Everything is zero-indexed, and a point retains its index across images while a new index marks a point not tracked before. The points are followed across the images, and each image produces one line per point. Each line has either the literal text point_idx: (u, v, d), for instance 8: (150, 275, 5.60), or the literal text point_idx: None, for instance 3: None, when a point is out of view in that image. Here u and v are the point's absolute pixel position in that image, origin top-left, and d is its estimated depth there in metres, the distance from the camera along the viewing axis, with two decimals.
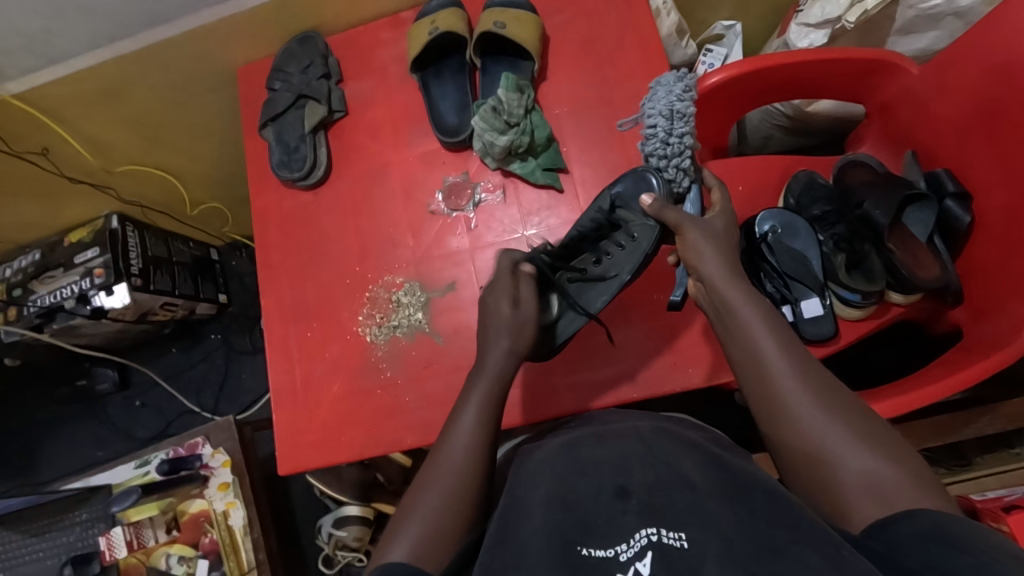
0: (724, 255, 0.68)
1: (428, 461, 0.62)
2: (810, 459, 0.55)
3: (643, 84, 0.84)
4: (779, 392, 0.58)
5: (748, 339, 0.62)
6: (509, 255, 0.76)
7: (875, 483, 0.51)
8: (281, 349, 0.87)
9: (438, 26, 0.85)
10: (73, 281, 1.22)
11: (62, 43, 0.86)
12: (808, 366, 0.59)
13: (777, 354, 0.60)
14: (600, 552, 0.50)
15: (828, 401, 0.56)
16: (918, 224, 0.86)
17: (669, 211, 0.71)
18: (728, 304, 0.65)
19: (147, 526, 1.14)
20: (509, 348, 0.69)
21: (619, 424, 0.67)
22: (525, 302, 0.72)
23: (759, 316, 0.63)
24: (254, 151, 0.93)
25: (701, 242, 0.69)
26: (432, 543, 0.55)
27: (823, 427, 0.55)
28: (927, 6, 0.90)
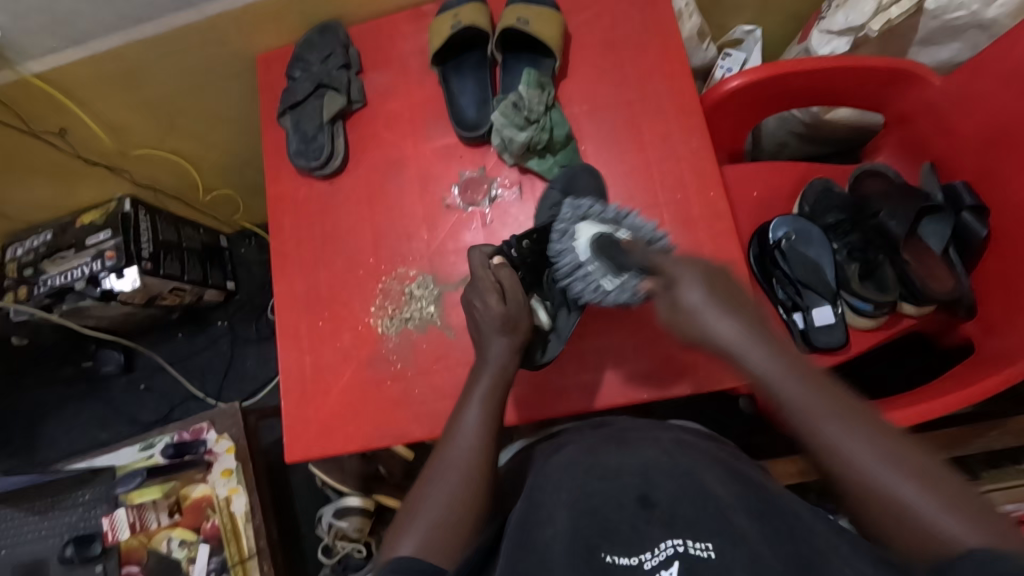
0: (718, 294, 0.56)
1: (434, 460, 0.62)
2: (860, 505, 0.49)
3: (664, 85, 0.84)
4: (801, 415, 0.52)
5: (761, 379, 0.53)
6: (481, 250, 0.73)
7: (930, 521, 0.45)
8: (292, 337, 0.87)
9: (460, 19, 0.85)
10: (84, 263, 1.23)
11: (85, 24, 0.87)
12: (839, 394, 0.52)
13: (805, 393, 0.52)
14: (624, 560, 0.51)
15: (850, 416, 0.51)
16: (933, 235, 0.86)
17: (660, 294, 0.60)
18: (732, 349, 0.54)
19: (151, 509, 1.14)
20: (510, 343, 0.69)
21: (637, 433, 0.68)
22: (513, 294, 0.69)
23: (769, 355, 0.54)
24: (272, 139, 0.94)
25: (693, 301, 0.56)
26: (442, 537, 0.55)
27: (869, 467, 0.48)
28: (950, 18, 0.89)
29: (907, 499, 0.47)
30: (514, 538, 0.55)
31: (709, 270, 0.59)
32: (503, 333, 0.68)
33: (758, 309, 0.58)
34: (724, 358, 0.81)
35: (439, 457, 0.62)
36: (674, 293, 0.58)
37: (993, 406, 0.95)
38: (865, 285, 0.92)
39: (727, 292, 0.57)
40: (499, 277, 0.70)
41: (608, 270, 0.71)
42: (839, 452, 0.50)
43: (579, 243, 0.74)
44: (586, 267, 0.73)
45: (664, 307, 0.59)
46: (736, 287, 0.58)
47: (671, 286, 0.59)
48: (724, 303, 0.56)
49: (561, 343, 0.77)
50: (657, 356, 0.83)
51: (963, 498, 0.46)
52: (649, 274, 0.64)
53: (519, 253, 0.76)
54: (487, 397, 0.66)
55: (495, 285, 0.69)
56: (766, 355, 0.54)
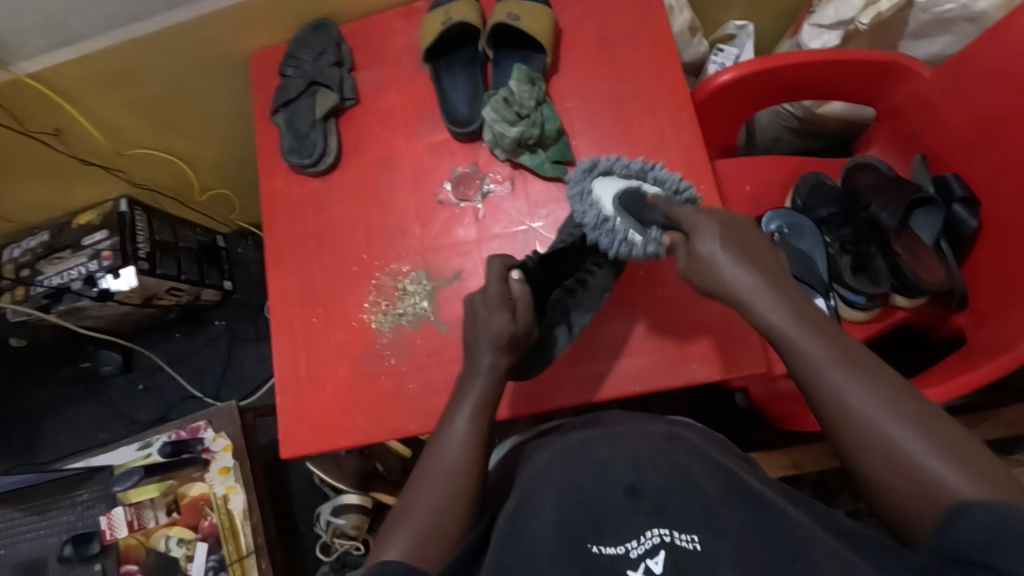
0: (734, 248, 0.59)
1: (424, 459, 0.64)
2: (864, 460, 0.51)
3: (655, 80, 0.84)
4: (818, 371, 0.54)
5: (773, 331, 0.57)
6: (501, 259, 0.73)
7: (932, 473, 0.48)
8: (287, 333, 0.87)
9: (451, 16, 0.85)
10: (81, 263, 1.23)
11: (78, 24, 0.87)
12: (850, 348, 0.54)
13: (821, 349, 0.54)
14: (611, 550, 0.52)
15: (864, 373, 0.52)
16: (925, 227, 0.87)
17: (681, 246, 0.62)
18: (746, 299, 0.58)
19: (148, 507, 1.15)
20: (494, 349, 0.68)
21: (628, 426, 0.68)
22: (519, 314, 0.70)
23: (784, 308, 0.57)
24: (265, 137, 0.94)
25: (711, 254, 0.59)
26: (434, 532, 0.57)
27: (875, 419, 0.51)
28: (940, 10, 0.90)
29: (912, 451, 0.49)
30: (503, 530, 0.55)
31: (727, 221, 0.61)
32: (503, 350, 0.69)
33: (776, 261, 0.60)
34: (716, 351, 0.81)
35: (427, 459, 0.64)
36: (692, 246, 0.61)
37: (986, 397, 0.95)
38: (857, 277, 0.92)
39: (742, 243, 0.60)
40: (510, 290, 0.70)
41: (633, 224, 0.72)
42: (844, 405, 0.52)
43: (603, 204, 0.76)
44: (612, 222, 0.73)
45: (686, 259, 0.62)
46: (755, 249, 0.60)
47: (690, 241, 0.61)
48: (738, 254, 0.58)
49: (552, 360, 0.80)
50: (649, 347, 0.83)
51: (965, 449, 0.48)
52: (673, 227, 0.65)
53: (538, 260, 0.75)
54: (476, 401, 0.67)
55: (506, 303, 0.69)
56: (780, 310, 0.57)
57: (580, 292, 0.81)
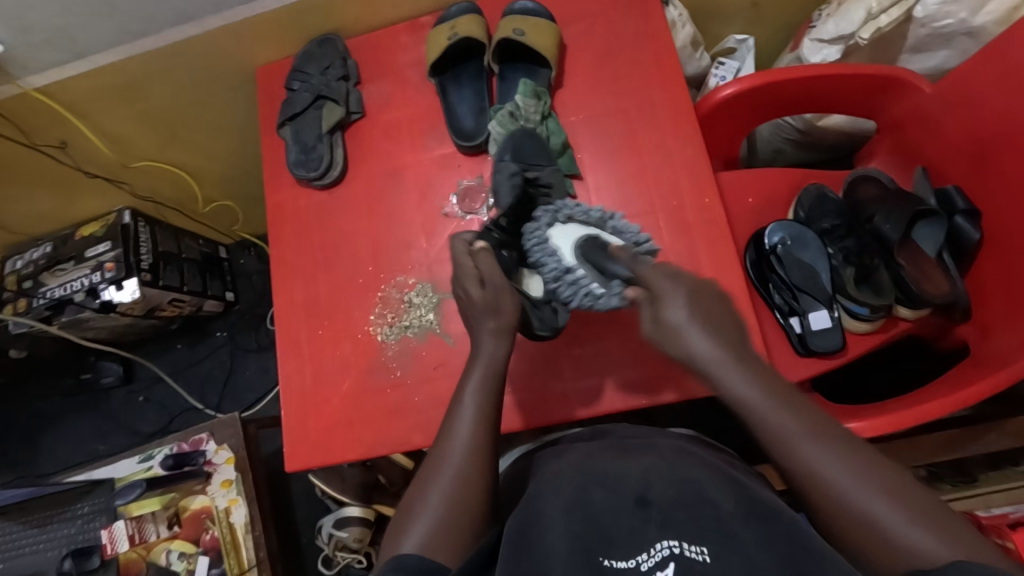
0: (699, 311, 0.55)
1: (429, 460, 0.62)
2: (834, 521, 0.50)
3: (659, 94, 0.85)
4: (787, 442, 0.52)
5: (739, 404, 0.54)
6: (460, 237, 0.70)
7: (902, 540, 0.47)
8: (292, 345, 0.87)
9: (457, 31, 0.86)
10: (84, 275, 1.24)
11: (87, 39, 0.88)
12: (818, 419, 0.53)
13: (785, 416, 0.53)
14: (622, 563, 0.51)
15: (831, 440, 0.52)
16: (928, 239, 0.87)
17: (645, 305, 0.57)
18: (713, 369, 0.54)
19: (150, 521, 1.13)
20: (494, 327, 0.67)
21: (638, 441, 0.68)
22: (492, 277, 0.66)
23: (750, 377, 0.54)
24: (271, 150, 0.94)
25: (676, 321, 0.54)
26: (441, 538, 0.56)
27: (846, 488, 0.49)
28: (939, 26, 0.91)
29: (884, 521, 0.48)
30: (513, 540, 0.54)
31: (691, 283, 0.56)
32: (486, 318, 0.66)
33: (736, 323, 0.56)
34: None
35: (433, 457, 0.62)
36: (656, 309, 0.55)
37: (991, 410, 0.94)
38: (861, 289, 0.92)
39: (707, 309, 0.55)
40: (478, 264, 0.67)
41: (596, 275, 0.68)
42: (815, 476, 0.51)
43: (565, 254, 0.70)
44: (570, 277, 0.69)
45: (649, 320, 0.56)
46: (721, 316, 0.56)
47: (657, 298, 0.56)
48: (703, 319, 0.54)
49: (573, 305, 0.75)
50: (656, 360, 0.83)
51: (938, 516, 0.47)
52: (633, 280, 0.59)
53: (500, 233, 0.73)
54: (480, 393, 0.64)
55: (475, 272, 0.67)
56: (743, 378, 0.53)
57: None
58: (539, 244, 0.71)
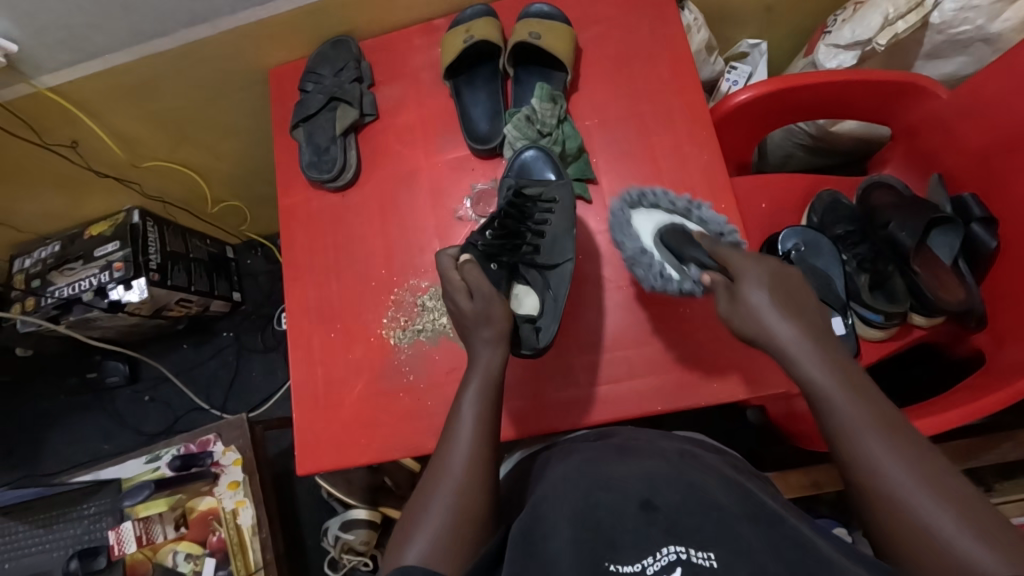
0: (780, 297, 0.59)
1: (433, 467, 0.62)
2: (887, 520, 0.50)
3: (675, 99, 0.85)
4: (849, 430, 0.53)
5: (813, 387, 0.56)
6: (446, 252, 0.73)
7: (951, 540, 0.46)
8: (304, 348, 0.87)
9: (473, 34, 0.85)
10: (92, 274, 1.23)
11: (100, 39, 0.88)
12: (886, 413, 0.54)
13: (852, 406, 0.54)
14: (628, 568, 0.51)
15: (895, 435, 0.52)
16: (943, 247, 0.86)
17: (722, 288, 0.63)
18: (789, 351, 0.58)
19: (157, 522, 1.14)
20: (489, 336, 0.67)
21: (643, 444, 0.69)
22: (478, 290, 0.68)
23: (824, 362, 0.56)
24: (283, 151, 0.94)
25: (756, 300, 0.59)
26: (451, 540, 0.56)
27: (905, 484, 0.50)
28: (956, 32, 0.91)
29: (935, 520, 0.47)
30: (518, 544, 0.54)
31: (769, 269, 0.61)
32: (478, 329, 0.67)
33: (818, 313, 0.60)
34: (736, 369, 0.81)
35: (436, 463, 0.62)
36: (735, 288, 0.61)
37: (1006, 419, 0.94)
38: (874, 296, 0.92)
39: (786, 294, 0.60)
40: (462, 278, 0.69)
41: (674, 262, 0.74)
42: (872, 468, 0.51)
43: (645, 237, 0.78)
44: (649, 257, 0.76)
45: (725, 303, 0.62)
46: (802, 306, 0.60)
47: (733, 283, 0.62)
48: (783, 304, 0.59)
49: (555, 320, 0.75)
50: (670, 366, 0.82)
51: (996, 528, 0.46)
52: (712, 266, 0.65)
53: (487, 246, 0.74)
54: (479, 401, 0.64)
55: (462, 285, 0.69)
56: (818, 363, 0.56)
57: (543, 243, 0.78)
58: (622, 225, 0.78)
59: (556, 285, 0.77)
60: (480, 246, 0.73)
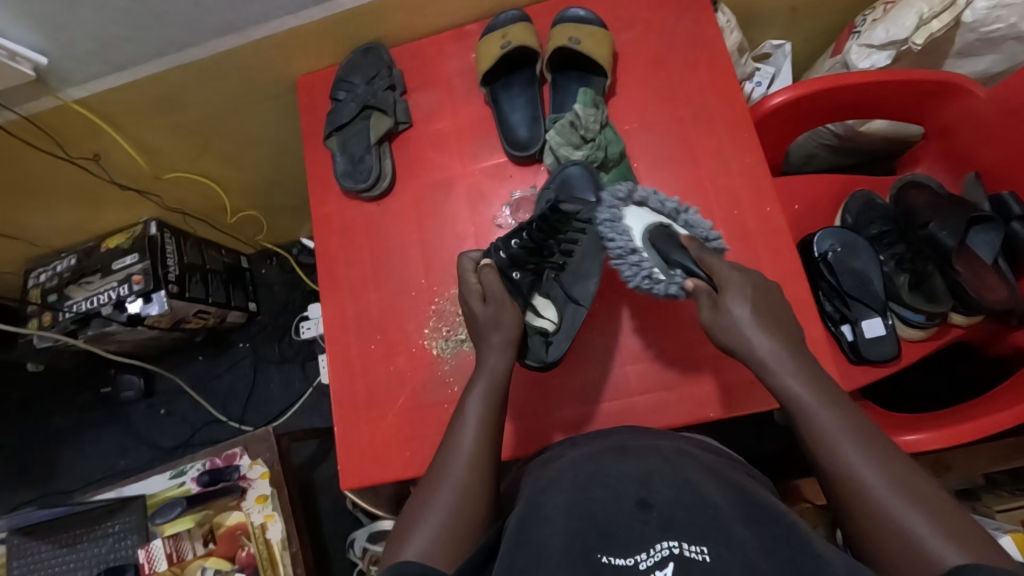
0: (760, 312, 0.61)
1: (433, 470, 0.60)
2: (857, 517, 0.51)
3: (715, 103, 0.84)
4: (824, 435, 0.55)
5: (790, 398, 0.58)
6: (468, 256, 0.76)
7: (921, 540, 0.47)
8: (343, 360, 0.86)
9: (510, 40, 0.84)
10: (111, 287, 1.21)
11: (130, 50, 0.86)
12: (858, 421, 0.55)
13: (831, 417, 0.55)
14: (620, 560, 0.47)
15: (867, 443, 0.53)
16: (983, 245, 0.84)
17: (705, 296, 0.64)
18: (767, 364, 0.59)
19: (186, 539, 1.11)
20: (501, 342, 0.69)
21: (639, 440, 0.63)
22: (494, 297, 0.70)
23: (801, 372, 0.58)
24: (316, 161, 0.93)
25: (738, 312, 0.61)
26: (440, 543, 0.53)
27: (878, 487, 0.50)
28: (988, 30, 0.90)
29: (910, 524, 0.48)
30: (511, 535, 0.50)
31: (750, 281, 0.63)
32: (492, 334, 0.69)
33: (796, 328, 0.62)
34: None
35: (439, 463, 0.60)
36: (718, 299, 0.62)
37: None
38: (914, 296, 0.91)
39: (767, 306, 0.62)
40: (481, 282, 0.71)
41: (660, 262, 0.71)
42: (852, 475, 0.52)
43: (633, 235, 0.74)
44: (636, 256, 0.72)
45: (709, 312, 0.63)
46: (779, 321, 0.62)
47: (717, 291, 0.63)
48: (764, 319, 0.60)
49: (568, 338, 0.76)
50: (716, 375, 0.82)
51: (965, 529, 0.47)
52: (697, 273, 0.66)
53: (509, 253, 0.74)
54: (485, 406, 0.64)
55: (478, 288, 0.72)
56: (796, 369, 0.58)
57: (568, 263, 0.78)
58: (609, 217, 0.74)
59: (576, 303, 0.77)
60: (504, 251, 0.74)
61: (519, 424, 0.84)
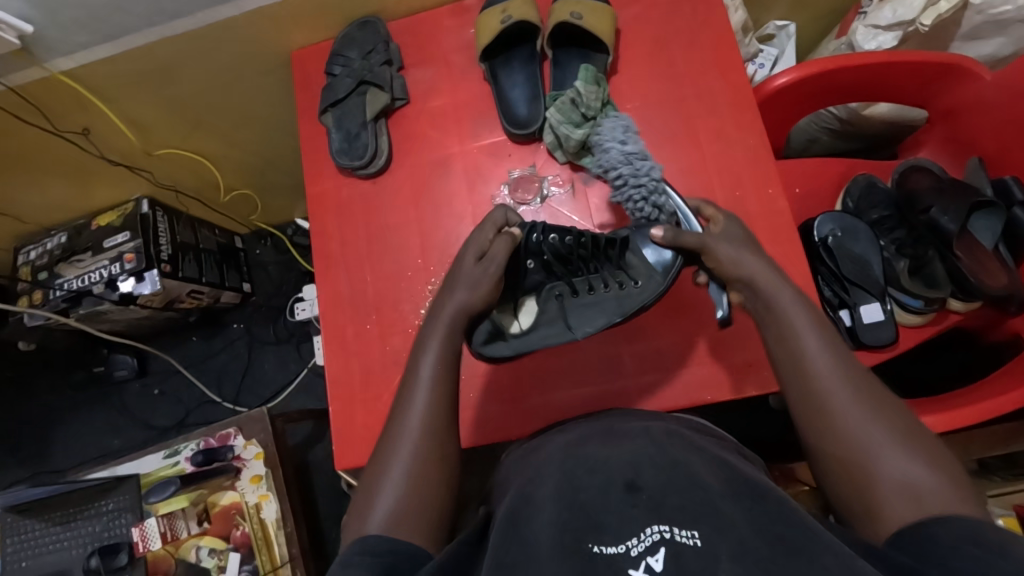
0: (753, 250, 0.66)
1: (389, 432, 0.59)
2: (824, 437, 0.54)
3: (719, 83, 0.83)
4: (804, 356, 0.58)
5: (775, 322, 0.61)
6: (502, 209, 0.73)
7: (887, 463, 0.50)
8: (338, 339, 0.85)
9: (510, 14, 0.83)
10: (102, 266, 1.19)
11: (119, 19, 0.84)
12: (836, 347, 0.58)
13: (813, 342, 0.58)
14: (612, 548, 0.46)
15: (846, 368, 0.56)
16: (984, 231, 0.85)
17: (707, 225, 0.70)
18: (755, 288, 0.63)
19: (180, 517, 1.12)
20: (463, 301, 0.66)
21: (627, 424, 0.63)
22: (493, 255, 0.68)
23: (790, 296, 0.61)
24: (311, 137, 0.91)
25: (728, 250, 0.66)
26: (406, 517, 0.53)
27: (848, 409, 0.54)
28: (996, 12, 0.89)
29: (876, 446, 0.51)
30: (502, 526, 0.50)
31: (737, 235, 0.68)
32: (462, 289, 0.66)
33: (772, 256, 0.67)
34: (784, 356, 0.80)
35: (395, 428, 0.59)
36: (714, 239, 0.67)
37: None
38: (914, 280, 0.91)
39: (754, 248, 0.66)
40: (491, 244, 0.69)
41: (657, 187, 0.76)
42: (825, 395, 0.55)
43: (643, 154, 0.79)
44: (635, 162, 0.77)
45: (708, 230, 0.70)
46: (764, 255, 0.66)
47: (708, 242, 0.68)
48: (752, 251, 0.65)
49: (515, 348, 0.73)
50: (716, 358, 0.81)
51: (930, 453, 0.51)
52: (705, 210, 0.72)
53: (539, 240, 0.73)
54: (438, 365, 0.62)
55: (484, 245, 0.70)
56: (779, 290, 0.62)
57: (583, 296, 0.75)
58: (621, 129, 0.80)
59: (548, 332, 0.73)
60: (534, 233, 0.73)
61: (516, 407, 0.84)
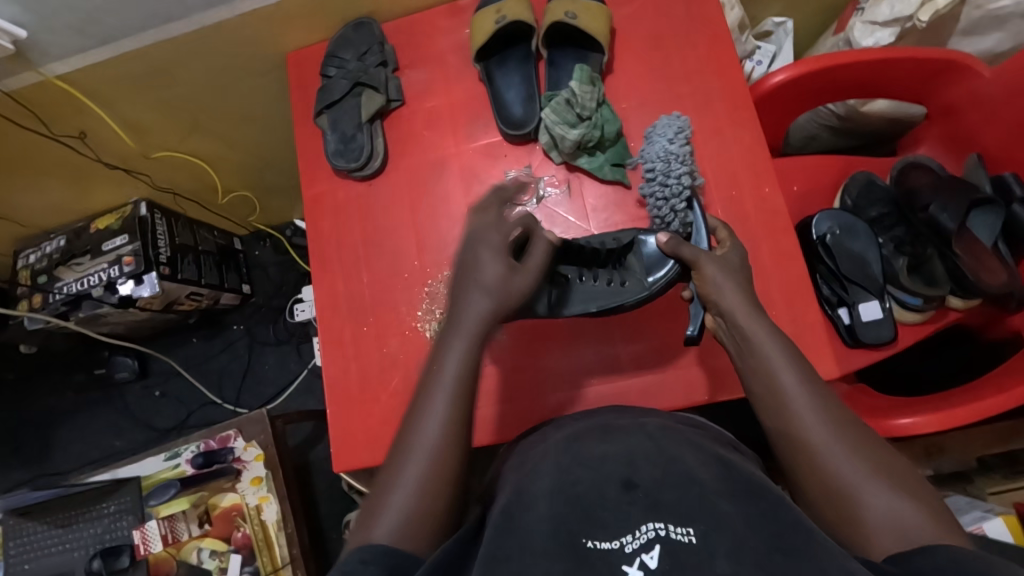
0: (737, 277, 0.64)
1: (398, 440, 0.58)
2: (808, 473, 0.53)
3: (715, 82, 0.82)
4: (783, 392, 0.56)
5: (752, 355, 0.59)
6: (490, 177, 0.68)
7: (873, 499, 0.50)
8: (335, 341, 0.85)
9: (505, 14, 0.82)
10: (101, 269, 1.19)
11: (113, 22, 0.83)
12: (814, 380, 0.57)
13: (791, 377, 0.57)
14: (606, 544, 0.46)
15: (825, 402, 0.55)
16: (983, 228, 0.83)
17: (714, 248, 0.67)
18: (735, 318, 0.61)
19: (180, 519, 1.12)
20: (491, 309, 0.61)
21: (622, 421, 0.63)
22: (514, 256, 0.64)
23: (767, 328, 0.60)
24: (307, 139, 0.91)
25: (715, 274, 0.64)
26: (413, 522, 0.53)
27: (830, 446, 0.53)
28: (995, 7, 0.88)
29: (860, 481, 0.51)
30: (496, 522, 0.50)
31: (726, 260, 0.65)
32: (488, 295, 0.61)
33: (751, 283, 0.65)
34: None
35: (401, 439, 0.58)
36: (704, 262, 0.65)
37: None
38: (913, 278, 0.91)
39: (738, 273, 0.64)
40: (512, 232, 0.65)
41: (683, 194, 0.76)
42: (807, 432, 0.54)
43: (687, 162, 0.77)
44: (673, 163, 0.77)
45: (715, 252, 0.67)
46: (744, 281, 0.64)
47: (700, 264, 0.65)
48: (735, 278, 0.63)
49: None
50: (713, 357, 0.81)
51: (912, 484, 0.51)
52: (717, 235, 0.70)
53: None
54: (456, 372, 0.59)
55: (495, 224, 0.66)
56: (756, 321, 0.60)
57: (571, 282, 0.76)
58: (670, 132, 0.79)
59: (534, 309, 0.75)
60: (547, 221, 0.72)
61: (514, 408, 0.84)
